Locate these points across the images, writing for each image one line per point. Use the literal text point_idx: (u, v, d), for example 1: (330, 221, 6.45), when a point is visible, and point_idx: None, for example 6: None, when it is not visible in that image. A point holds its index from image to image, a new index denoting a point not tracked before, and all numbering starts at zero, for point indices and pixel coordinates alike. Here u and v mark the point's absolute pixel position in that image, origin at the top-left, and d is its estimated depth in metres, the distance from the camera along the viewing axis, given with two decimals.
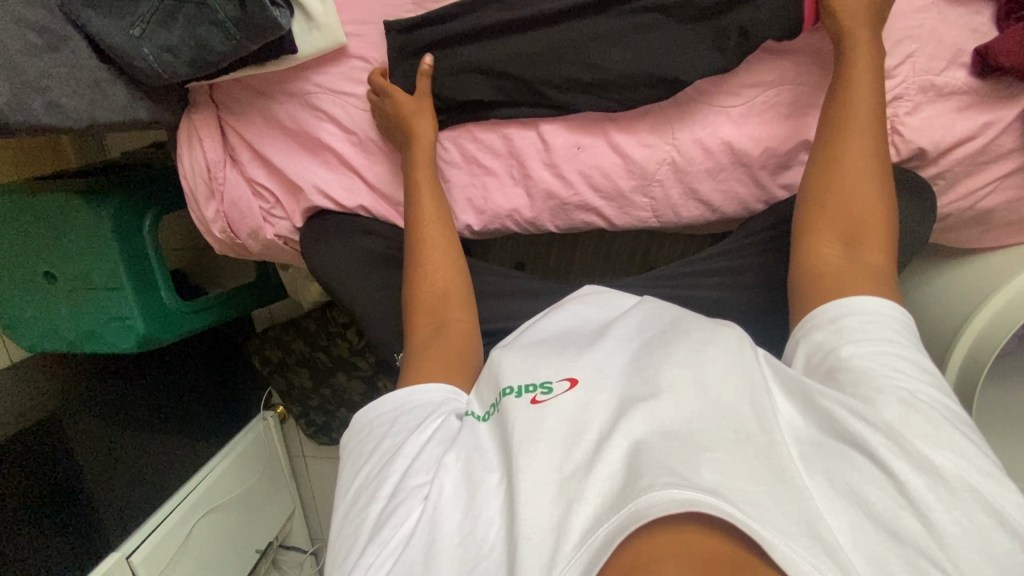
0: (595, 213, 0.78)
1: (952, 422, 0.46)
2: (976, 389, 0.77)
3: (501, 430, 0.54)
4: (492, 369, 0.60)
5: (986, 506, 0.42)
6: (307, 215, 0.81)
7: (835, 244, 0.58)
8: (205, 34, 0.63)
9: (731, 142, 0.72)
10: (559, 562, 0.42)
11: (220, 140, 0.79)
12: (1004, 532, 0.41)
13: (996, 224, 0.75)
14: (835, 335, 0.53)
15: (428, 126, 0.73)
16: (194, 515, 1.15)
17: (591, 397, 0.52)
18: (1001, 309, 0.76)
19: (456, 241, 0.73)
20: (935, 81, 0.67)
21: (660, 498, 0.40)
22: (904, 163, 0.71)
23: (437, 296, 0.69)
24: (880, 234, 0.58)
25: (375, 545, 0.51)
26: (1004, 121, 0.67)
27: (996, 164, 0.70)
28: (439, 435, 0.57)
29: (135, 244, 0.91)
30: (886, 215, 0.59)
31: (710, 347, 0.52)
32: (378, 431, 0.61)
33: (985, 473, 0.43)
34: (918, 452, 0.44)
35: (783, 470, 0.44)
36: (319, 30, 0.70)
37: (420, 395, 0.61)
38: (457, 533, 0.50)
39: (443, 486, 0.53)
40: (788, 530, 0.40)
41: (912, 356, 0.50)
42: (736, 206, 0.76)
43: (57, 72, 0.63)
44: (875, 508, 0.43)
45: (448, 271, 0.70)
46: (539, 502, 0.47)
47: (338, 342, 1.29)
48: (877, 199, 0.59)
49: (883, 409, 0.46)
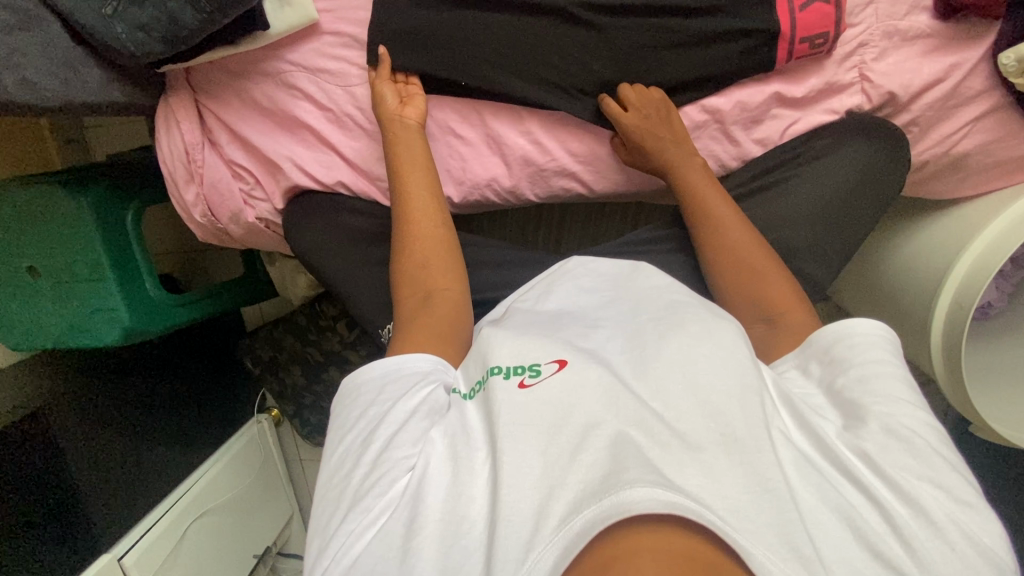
0: (575, 178, 0.78)
1: (939, 453, 0.47)
2: (963, 335, 0.76)
3: (486, 412, 0.52)
4: (479, 347, 0.58)
5: (966, 537, 0.43)
6: (287, 196, 0.82)
7: (756, 322, 0.63)
8: (175, 9, 0.64)
9: (704, 99, 0.73)
10: (537, 544, 0.40)
11: (198, 123, 0.80)
12: (982, 559, 0.42)
13: (974, 170, 0.75)
14: (831, 368, 0.54)
15: (389, 96, 0.73)
16: (187, 516, 1.14)
17: (580, 378, 0.50)
18: (985, 250, 0.75)
19: (445, 213, 0.71)
20: (899, 26, 0.68)
21: (643, 495, 0.39)
22: (875, 111, 0.72)
23: (422, 268, 0.66)
24: (789, 296, 0.62)
25: (357, 512, 0.49)
26: (969, 62, 0.68)
27: (967, 107, 0.70)
28: (425, 408, 0.54)
29: (119, 235, 0.92)
30: (784, 275, 0.64)
31: (704, 340, 0.52)
32: (363, 401, 0.57)
33: (962, 503, 0.45)
34: (900, 483, 0.45)
35: (768, 477, 0.44)
36: (291, 7, 0.71)
37: (408, 364, 0.57)
38: (440, 511, 0.47)
39: (430, 459, 0.51)
40: (768, 541, 0.40)
41: (903, 381, 0.51)
42: (712, 165, 0.77)
43: (31, 51, 0.64)
44: (861, 526, 0.44)
45: (434, 246, 0.67)
46: (522, 485, 0.45)
47: (329, 335, 1.28)
48: (767, 258, 0.65)
49: (867, 437, 0.48)
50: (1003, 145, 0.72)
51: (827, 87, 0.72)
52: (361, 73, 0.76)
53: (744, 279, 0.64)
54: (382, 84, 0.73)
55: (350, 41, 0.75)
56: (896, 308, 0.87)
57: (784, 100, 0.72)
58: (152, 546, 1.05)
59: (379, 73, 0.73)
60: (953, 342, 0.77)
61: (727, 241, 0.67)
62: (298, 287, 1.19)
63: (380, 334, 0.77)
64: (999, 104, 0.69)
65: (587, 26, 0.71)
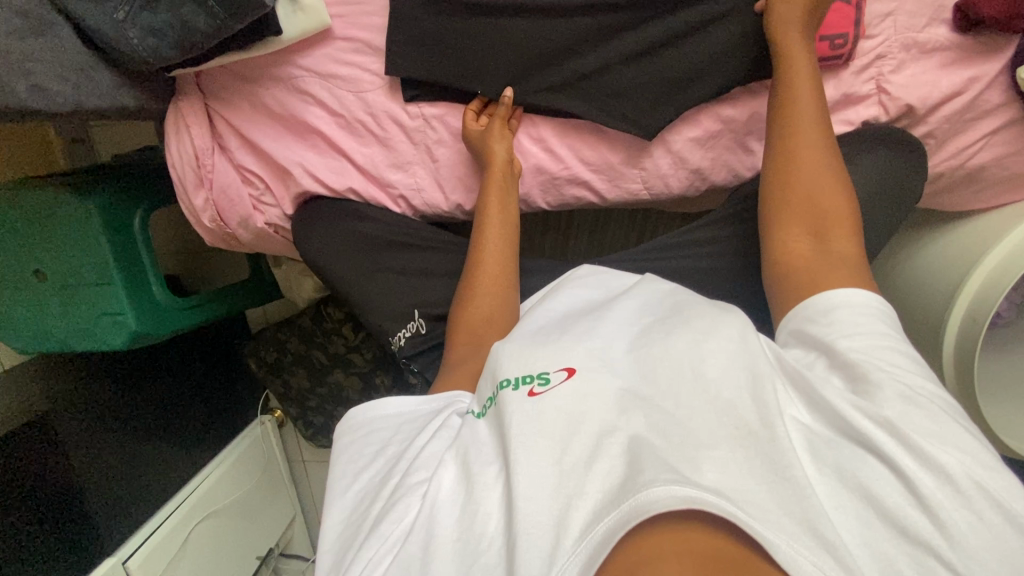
0: (587, 187, 0.78)
1: (954, 417, 0.45)
2: (975, 350, 0.76)
3: (497, 427, 0.51)
4: (490, 363, 0.57)
5: (995, 504, 0.41)
6: (298, 202, 0.81)
7: (802, 237, 0.59)
8: (188, 14, 0.63)
9: (719, 109, 0.72)
10: (560, 558, 0.40)
11: (208, 127, 0.79)
12: (1013, 529, 0.40)
13: (989, 182, 0.74)
14: (826, 330, 0.52)
15: (500, 145, 0.72)
16: (193, 517, 1.15)
17: (589, 386, 0.50)
18: (999, 264, 0.75)
19: (513, 274, 0.71)
20: (918, 38, 0.68)
21: (661, 493, 0.39)
22: (892, 123, 0.72)
23: (483, 314, 0.66)
24: (848, 226, 0.58)
25: (374, 539, 0.49)
26: (989, 75, 0.67)
27: (985, 119, 0.69)
28: (439, 432, 0.55)
29: (127, 239, 0.91)
30: (850, 208, 0.59)
31: (711, 336, 0.50)
32: (379, 438, 0.58)
33: (987, 467, 0.42)
34: (925, 452, 0.43)
35: (786, 467, 0.43)
36: (303, 12, 0.71)
37: (422, 407, 0.60)
38: (455, 532, 0.47)
39: (441, 484, 0.50)
40: (789, 530, 0.39)
41: (903, 351, 0.49)
42: (725, 175, 0.76)
43: (41, 56, 0.63)
44: (884, 502, 0.42)
45: (500, 299, 0.68)
46: (538, 496, 0.44)
47: (334, 338, 1.27)
48: (833, 186, 0.60)
49: (885, 404, 0.45)
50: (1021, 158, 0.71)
51: (844, 98, 0.71)
52: (373, 79, 0.75)
53: (795, 194, 0.60)
54: (495, 132, 0.73)
55: (363, 47, 0.75)
56: (907, 318, 0.87)
57: None
58: (156, 548, 1.06)
59: (497, 115, 0.74)
60: (965, 357, 0.77)
61: (790, 146, 0.62)
62: (304, 290, 1.19)
63: (392, 341, 0.78)
64: (1018, 117, 0.69)
65: (603, 35, 0.71)
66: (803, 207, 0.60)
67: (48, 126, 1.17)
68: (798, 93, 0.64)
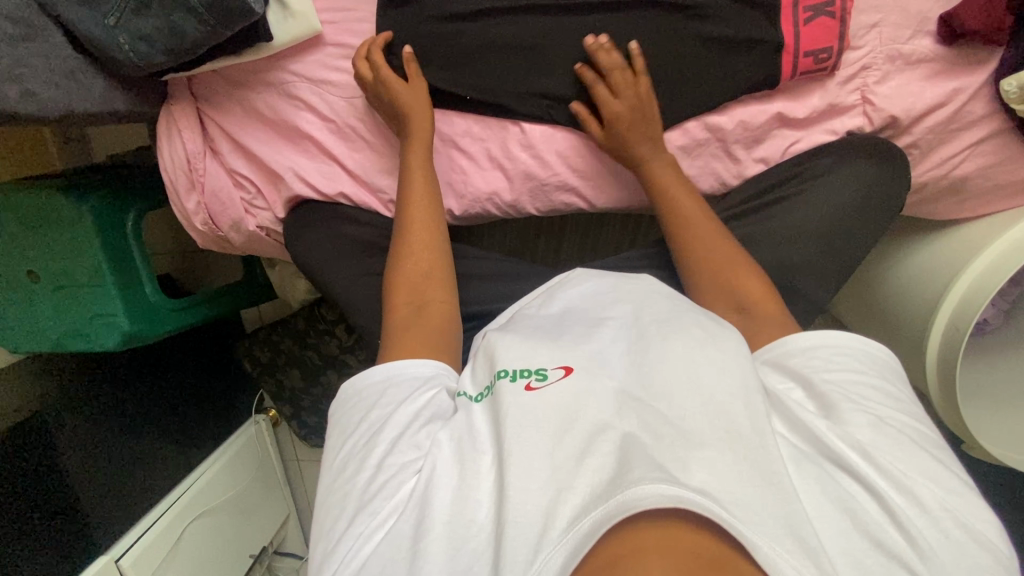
0: (575, 194, 0.78)
1: (924, 446, 0.47)
2: (958, 359, 0.76)
3: (493, 415, 0.51)
4: (487, 349, 0.58)
5: (962, 526, 0.43)
6: (288, 206, 0.82)
7: (729, 314, 0.63)
8: (179, 20, 0.64)
9: (706, 117, 0.72)
10: (544, 547, 0.41)
11: (200, 132, 0.80)
12: (981, 550, 0.42)
13: (974, 192, 0.75)
14: (804, 364, 0.54)
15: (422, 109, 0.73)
16: (186, 516, 1.13)
17: (584, 384, 0.50)
18: (981, 273, 0.76)
19: (443, 237, 0.71)
20: (903, 49, 0.68)
21: (649, 490, 0.40)
22: (878, 133, 0.72)
23: (420, 275, 0.67)
24: (767, 301, 0.62)
25: (365, 516, 0.49)
26: (972, 87, 0.68)
27: (968, 131, 0.70)
28: (428, 413, 0.55)
29: (119, 241, 0.91)
30: (767, 286, 0.63)
31: (708, 346, 0.51)
32: (366, 404, 0.57)
33: (954, 493, 0.45)
34: (897, 476, 0.45)
35: (773, 472, 0.44)
36: (294, 18, 0.71)
37: (408, 369, 0.58)
38: (447, 514, 0.47)
39: (437, 462, 0.51)
40: (773, 533, 0.40)
41: (878, 388, 0.51)
42: (713, 183, 0.76)
43: (33, 61, 0.64)
44: (862, 516, 0.43)
45: (435, 256, 0.69)
46: (530, 487, 0.45)
47: (328, 339, 1.28)
48: (745, 266, 0.65)
49: (857, 429, 0.47)
50: (1004, 168, 0.72)
51: (829, 108, 0.72)
52: None
53: (713, 270, 0.65)
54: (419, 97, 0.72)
55: (354, 53, 0.76)
56: (893, 327, 0.88)
57: (787, 120, 0.72)
58: (150, 546, 1.04)
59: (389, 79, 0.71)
60: (949, 366, 0.78)
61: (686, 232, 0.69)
62: (297, 291, 1.19)
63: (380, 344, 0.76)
64: (1001, 129, 0.69)
65: (591, 43, 0.72)
66: (728, 285, 0.64)
67: (44, 127, 1.17)
68: (665, 181, 0.71)
